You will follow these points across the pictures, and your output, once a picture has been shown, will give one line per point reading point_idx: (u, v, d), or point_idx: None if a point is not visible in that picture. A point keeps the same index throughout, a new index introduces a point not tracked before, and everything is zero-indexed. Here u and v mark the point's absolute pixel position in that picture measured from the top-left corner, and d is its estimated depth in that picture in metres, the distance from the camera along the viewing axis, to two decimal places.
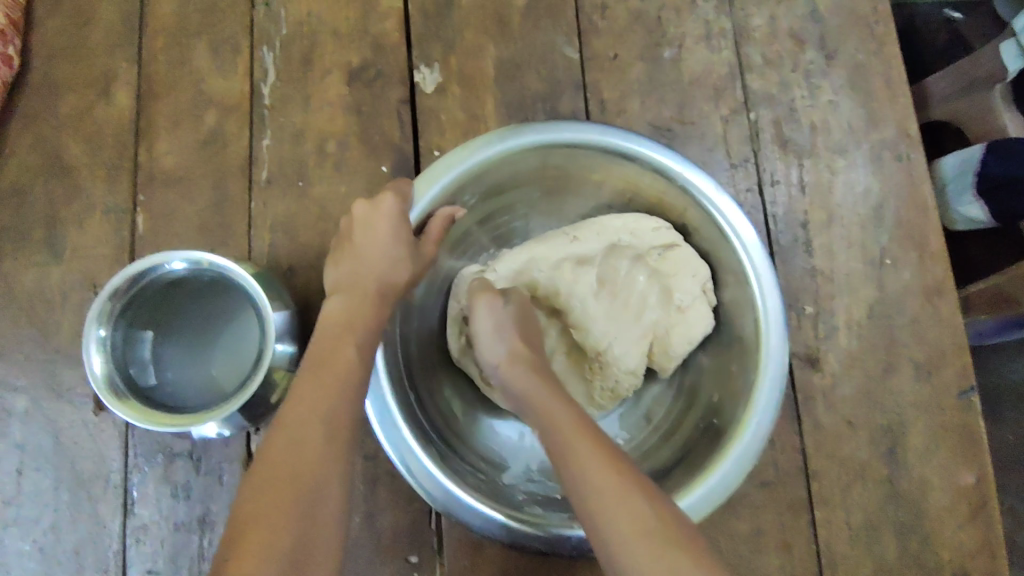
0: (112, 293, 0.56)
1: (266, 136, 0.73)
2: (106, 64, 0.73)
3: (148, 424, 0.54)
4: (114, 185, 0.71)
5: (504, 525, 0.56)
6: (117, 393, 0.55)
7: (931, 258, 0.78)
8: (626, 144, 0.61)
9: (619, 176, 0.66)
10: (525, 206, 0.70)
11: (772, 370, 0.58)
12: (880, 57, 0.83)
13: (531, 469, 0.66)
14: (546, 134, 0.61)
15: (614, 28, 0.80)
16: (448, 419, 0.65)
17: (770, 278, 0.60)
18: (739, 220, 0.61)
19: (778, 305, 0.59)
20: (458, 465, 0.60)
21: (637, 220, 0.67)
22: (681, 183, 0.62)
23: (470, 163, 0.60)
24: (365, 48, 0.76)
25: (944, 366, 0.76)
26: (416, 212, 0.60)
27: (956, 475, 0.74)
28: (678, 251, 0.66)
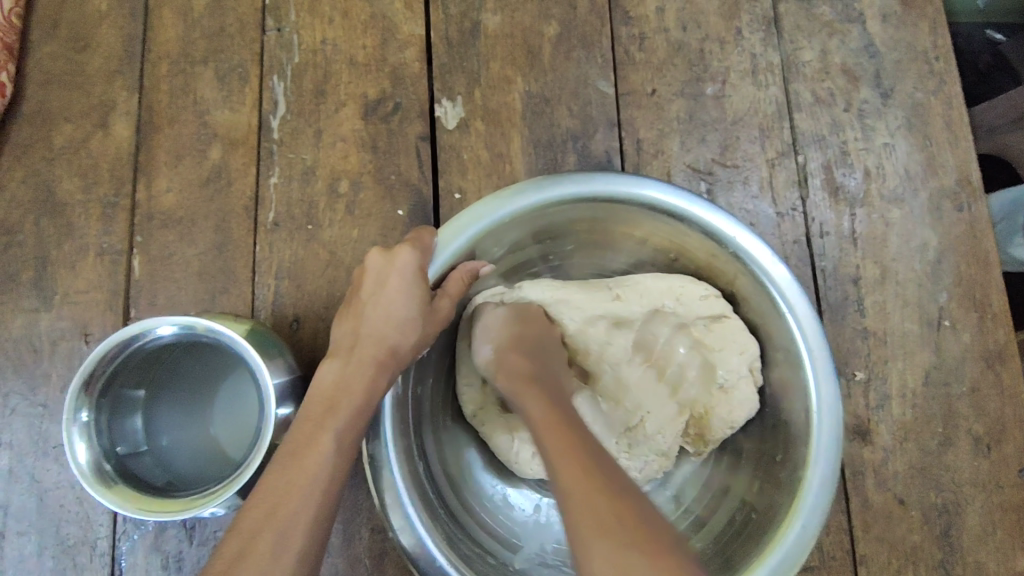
0: (93, 370, 0.49)
1: (274, 174, 0.67)
2: (106, 92, 0.68)
3: (140, 514, 0.48)
4: (110, 224, 0.66)
5: None
6: (109, 480, 0.50)
7: (993, 320, 0.71)
8: (675, 203, 0.56)
9: (664, 235, 0.60)
10: (556, 255, 0.65)
11: (821, 467, 0.53)
12: (940, 97, 0.76)
13: (545, 552, 0.58)
14: (589, 187, 0.55)
15: (653, 61, 0.74)
16: (454, 484, 0.58)
17: (827, 359, 0.54)
18: (797, 295, 0.55)
19: (832, 396, 0.54)
20: (464, 545, 0.53)
21: (684, 286, 0.61)
22: (733, 249, 0.56)
23: (500, 214, 0.54)
24: (383, 79, 0.70)
25: (1004, 440, 0.69)
26: (437, 266, 0.54)
27: (1016, 561, 0.67)
28: (727, 325, 0.61)
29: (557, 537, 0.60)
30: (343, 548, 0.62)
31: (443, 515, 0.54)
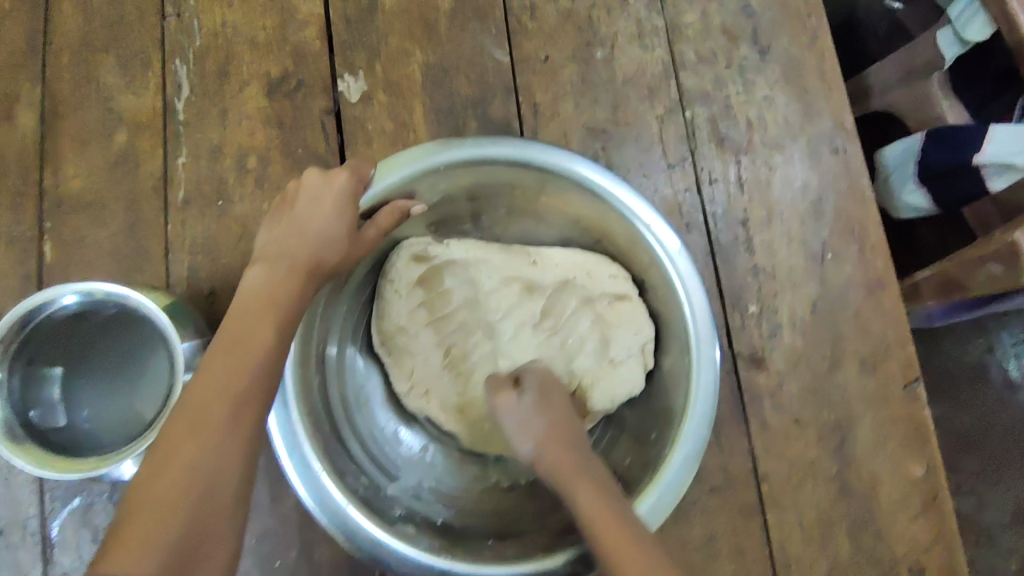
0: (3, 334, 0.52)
1: (182, 153, 0.69)
2: (7, 85, 0.69)
3: (48, 472, 0.51)
4: (19, 212, 0.67)
5: (374, 542, 0.54)
6: (17, 439, 0.52)
7: (872, 250, 0.78)
8: (600, 182, 0.60)
9: (591, 216, 0.64)
10: (490, 220, 0.69)
11: (688, 443, 0.56)
12: (814, 50, 0.82)
13: (421, 486, 0.64)
14: (523, 152, 0.60)
15: (545, 29, 0.78)
16: (350, 412, 0.63)
17: (710, 365, 0.57)
18: (695, 289, 0.59)
19: (710, 382, 0.57)
20: (349, 470, 0.57)
21: (597, 265, 0.66)
22: (645, 236, 0.60)
23: (438, 160, 0.59)
24: (285, 58, 0.73)
25: (889, 358, 0.75)
26: (368, 196, 0.59)
27: (906, 467, 0.73)
28: (630, 305, 0.65)
29: (436, 478, 0.65)
30: (273, 504, 0.65)
31: (337, 444, 0.58)
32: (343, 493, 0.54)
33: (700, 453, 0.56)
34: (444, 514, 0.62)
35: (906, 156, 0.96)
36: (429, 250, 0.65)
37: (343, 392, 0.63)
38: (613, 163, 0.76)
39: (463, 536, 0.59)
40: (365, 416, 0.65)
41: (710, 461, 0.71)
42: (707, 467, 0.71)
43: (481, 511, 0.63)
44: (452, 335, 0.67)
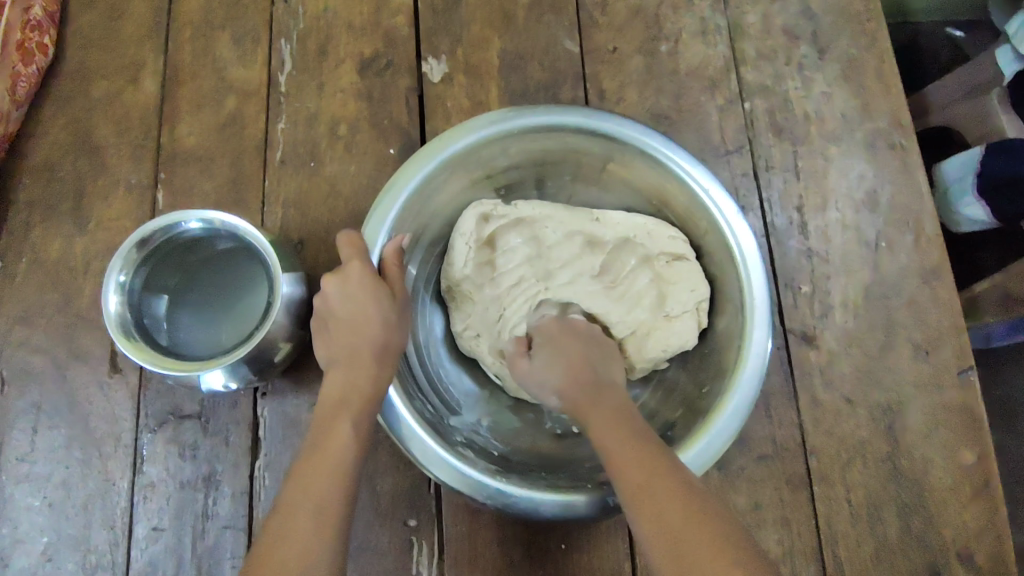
0: (137, 242, 0.60)
1: (282, 119, 0.77)
2: (135, 54, 0.78)
3: (155, 366, 0.57)
4: (138, 163, 0.75)
5: (440, 457, 0.57)
6: (129, 336, 0.58)
7: (927, 241, 0.79)
8: (664, 152, 0.64)
9: (653, 184, 0.68)
10: (556, 185, 0.74)
11: (744, 387, 0.59)
12: (872, 52, 0.86)
13: (479, 424, 0.68)
14: (592, 121, 0.64)
15: (614, 23, 0.84)
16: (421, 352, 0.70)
17: (764, 322, 0.61)
18: (751, 253, 0.63)
19: (764, 336, 0.60)
20: (416, 396, 0.63)
21: (657, 226, 0.70)
22: (705, 201, 0.64)
23: (511, 123, 0.64)
24: (378, 41, 0.80)
25: (943, 346, 0.76)
26: (376, 256, 0.62)
27: (958, 454, 0.74)
28: (685, 263, 0.69)
29: (494, 418, 0.70)
30: None
31: (408, 376, 0.65)
32: (413, 416, 0.58)
33: (747, 408, 0.59)
34: (500, 447, 0.66)
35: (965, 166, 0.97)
36: (496, 210, 0.69)
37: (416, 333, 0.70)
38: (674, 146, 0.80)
39: (518, 466, 0.63)
40: (434, 356, 0.72)
41: (759, 432, 0.73)
42: (757, 437, 0.73)
43: (534, 451, 0.67)
44: (511, 290, 0.70)
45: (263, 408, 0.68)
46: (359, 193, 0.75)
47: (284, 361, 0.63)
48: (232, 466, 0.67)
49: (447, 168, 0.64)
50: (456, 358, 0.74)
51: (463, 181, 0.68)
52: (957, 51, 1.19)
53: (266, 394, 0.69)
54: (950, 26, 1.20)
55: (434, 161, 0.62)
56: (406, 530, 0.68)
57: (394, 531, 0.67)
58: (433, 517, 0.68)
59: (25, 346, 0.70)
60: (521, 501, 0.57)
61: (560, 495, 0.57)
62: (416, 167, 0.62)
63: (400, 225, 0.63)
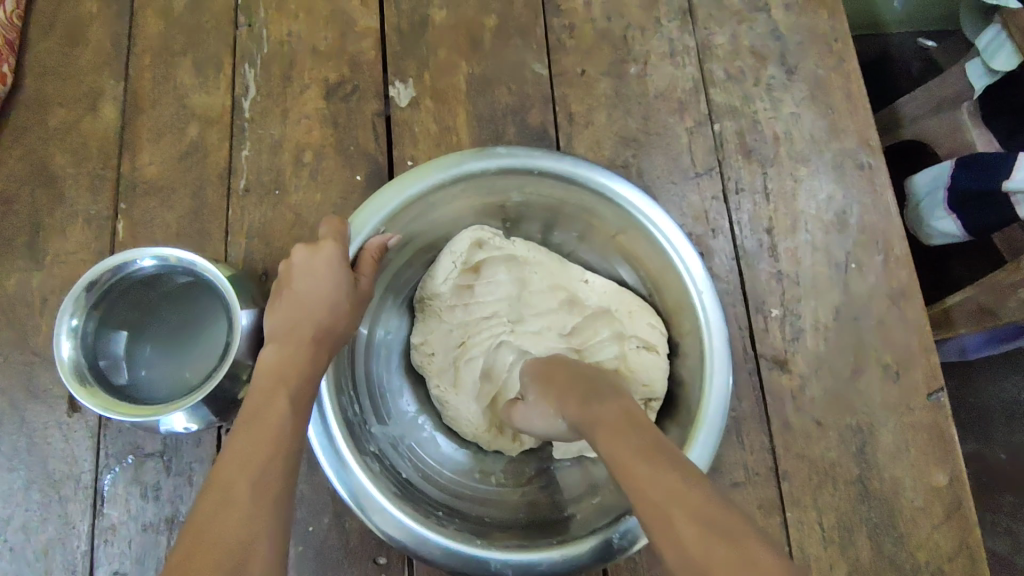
0: (88, 284, 0.58)
1: (245, 147, 0.75)
2: (94, 81, 0.77)
3: (111, 413, 0.56)
4: (97, 194, 0.73)
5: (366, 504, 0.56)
6: (85, 383, 0.57)
7: (896, 261, 0.79)
8: (661, 231, 0.63)
9: (653, 266, 0.67)
10: (561, 234, 0.74)
11: (703, 441, 0.58)
12: (839, 72, 0.86)
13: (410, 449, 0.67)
14: (612, 186, 0.63)
15: (582, 46, 0.84)
16: (370, 353, 0.69)
17: (716, 425, 0.58)
18: (722, 368, 0.60)
19: (721, 407, 0.59)
20: (347, 393, 0.62)
21: (640, 309, 0.70)
22: (694, 304, 0.62)
23: (522, 162, 0.64)
24: (343, 65, 0.79)
25: (913, 367, 0.76)
26: (354, 245, 0.61)
27: (930, 476, 0.74)
28: (654, 356, 0.68)
29: (419, 442, 0.69)
30: (309, 473, 0.68)
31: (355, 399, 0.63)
32: (336, 420, 0.57)
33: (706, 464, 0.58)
34: (409, 471, 0.64)
35: (936, 181, 0.98)
36: (493, 240, 0.69)
37: (371, 340, 0.69)
38: (644, 169, 0.80)
39: (420, 497, 0.61)
40: (382, 364, 0.71)
41: (732, 458, 0.73)
42: (728, 464, 0.73)
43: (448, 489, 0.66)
44: (481, 321, 0.71)
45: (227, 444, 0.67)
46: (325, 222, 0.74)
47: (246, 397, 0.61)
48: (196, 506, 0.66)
49: (459, 182, 0.64)
50: (405, 370, 0.73)
51: (467, 202, 0.68)
52: (929, 61, 1.20)
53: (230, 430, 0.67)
54: (921, 36, 1.22)
55: (444, 172, 0.63)
56: (375, 568, 0.67)
57: (363, 569, 0.66)
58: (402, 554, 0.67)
59: None
60: (407, 533, 0.56)
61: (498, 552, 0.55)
62: (430, 172, 0.62)
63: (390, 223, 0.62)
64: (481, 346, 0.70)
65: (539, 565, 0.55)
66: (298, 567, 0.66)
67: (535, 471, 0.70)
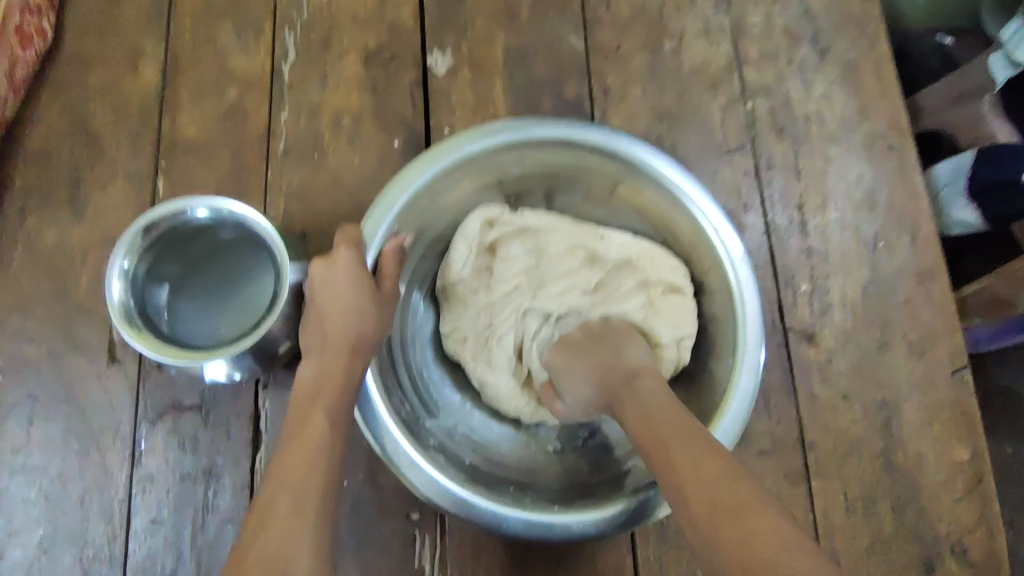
0: (142, 229, 0.59)
1: (284, 109, 0.76)
2: (135, 40, 0.77)
3: (159, 356, 0.56)
4: (137, 151, 0.74)
5: (423, 479, 0.58)
6: (133, 324, 0.57)
7: (923, 242, 0.80)
8: (674, 183, 0.65)
9: (660, 211, 0.69)
10: (565, 201, 0.75)
11: (743, 389, 0.61)
12: (871, 54, 0.87)
13: (456, 430, 0.69)
14: (610, 141, 0.65)
15: (618, 21, 0.84)
16: (406, 346, 0.70)
17: (757, 353, 0.61)
18: (752, 296, 0.63)
19: (756, 350, 0.61)
20: (394, 393, 0.64)
21: (662, 254, 0.71)
22: (721, 257, 0.64)
23: (527, 134, 0.65)
24: (382, 33, 0.80)
25: (938, 346, 0.77)
26: (372, 255, 0.62)
27: (953, 452, 0.75)
28: (681, 298, 0.70)
29: (472, 425, 0.70)
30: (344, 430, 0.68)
31: (396, 385, 0.65)
32: (388, 413, 0.59)
33: (755, 399, 0.61)
34: (470, 457, 0.66)
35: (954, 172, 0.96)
36: (502, 217, 0.71)
37: (402, 327, 0.70)
38: (677, 144, 0.81)
39: (489, 479, 0.64)
40: (418, 354, 0.72)
41: (759, 428, 0.74)
42: (756, 433, 0.74)
43: (510, 466, 0.67)
44: (504, 298, 0.71)
45: (265, 399, 0.67)
46: (363, 186, 0.74)
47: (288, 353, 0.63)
48: (233, 459, 0.66)
49: (460, 167, 0.65)
50: (440, 360, 0.73)
51: (472, 185, 0.69)
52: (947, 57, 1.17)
53: (268, 385, 0.68)
54: (941, 32, 1.18)
55: (449, 157, 0.63)
56: (408, 524, 0.67)
57: (397, 526, 0.67)
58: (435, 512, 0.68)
59: (20, 336, 0.68)
60: (486, 514, 0.58)
61: (548, 517, 0.58)
62: (434, 160, 0.63)
63: (401, 220, 0.63)
64: (509, 323, 0.70)
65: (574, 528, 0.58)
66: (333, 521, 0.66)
67: (587, 435, 0.71)
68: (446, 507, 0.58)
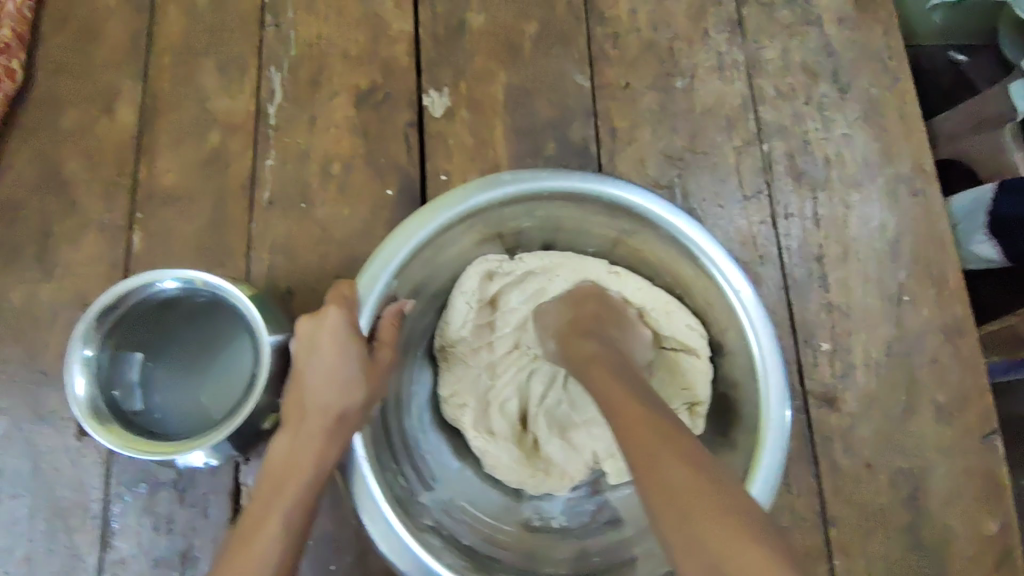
0: (106, 308, 0.55)
1: (270, 156, 0.71)
2: (111, 80, 0.72)
3: (128, 452, 0.52)
4: (111, 201, 0.69)
5: (420, 570, 0.52)
6: (99, 416, 0.53)
7: (950, 295, 0.76)
8: (697, 244, 0.59)
9: (679, 265, 0.63)
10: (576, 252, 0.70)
11: (767, 467, 0.54)
12: (894, 93, 0.82)
13: (454, 502, 0.63)
14: (627, 195, 0.59)
15: (626, 57, 0.79)
16: (401, 412, 0.64)
17: (782, 428, 0.55)
18: (776, 369, 0.56)
19: (781, 421, 0.55)
20: (388, 467, 0.57)
21: (678, 309, 0.66)
22: (743, 323, 0.58)
23: (538, 185, 0.59)
24: (375, 72, 0.75)
25: (967, 408, 0.73)
26: (366, 318, 0.56)
27: (982, 524, 0.70)
28: (693, 359, 0.65)
29: (470, 498, 0.64)
30: (330, 508, 0.63)
31: (389, 456, 0.59)
32: (381, 490, 0.52)
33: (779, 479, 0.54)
34: (470, 537, 0.60)
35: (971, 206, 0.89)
36: (501, 269, 0.66)
37: (398, 390, 0.64)
38: (689, 190, 0.76)
39: (487, 564, 0.58)
40: (414, 420, 0.65)
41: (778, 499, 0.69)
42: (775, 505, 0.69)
43: (512, 544, 0.61)
44: (506, 357, 0.68)
45: (246, 476, 0.62)
46: (354, 238, 0.69)
47: (273, 428, 0.58)
48: (211, 541, 0.62)
49: (463, 220, 0.59)
50: (439, 425, 0.67)
51: (474, 237, 0.64)
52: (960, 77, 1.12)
53: (250, 461, 0.63)
54: (952, 49, 1.13)
55: (453, 210, 0.58)
56: None
57: None
58: None
59: None
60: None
61: None
62: (436, 214, 0.57)
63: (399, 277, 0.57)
64: (510, 384, 0.68)
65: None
66: None
67: (594, 509, 0.65)
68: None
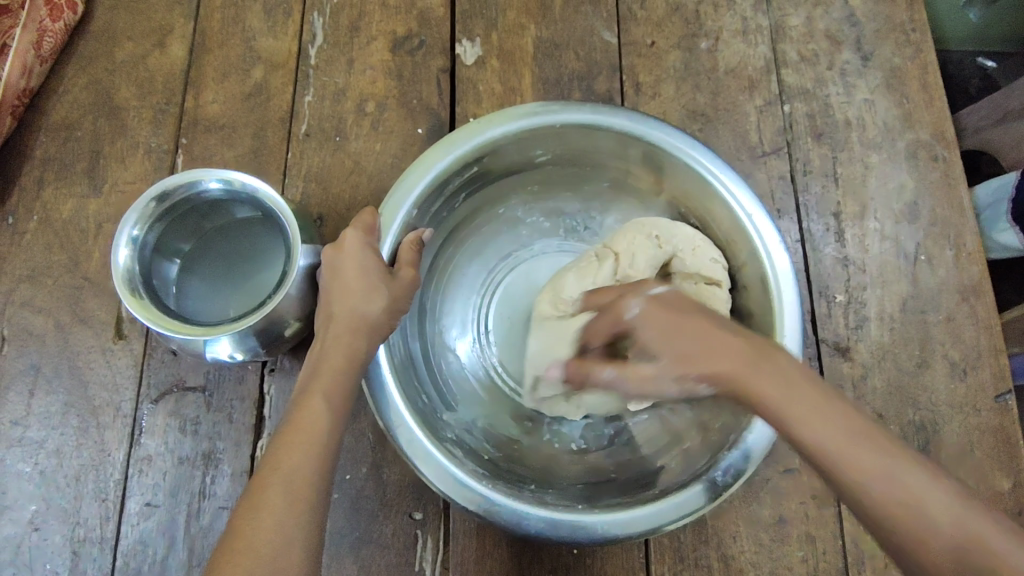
0: (154, 197, 0.57)
1: (309, 92, 0.75)
2: (164, 18, 0.77)
3: (154, 323, 0.54)
4: (158, 127, 0.73)
5: (440, 473, 0.54)
6: (135, 291, 0.56)
7: (969, 257, 0.76)
8: (706, 166, 0.61)
9: (689, 195, 0.65)
10: (590, 187, 0.72)
11: None
12: (917, 62, 0.83)
13: (476, 424, 0.65)
14: (636, 125, 0.61)
15: (653, 18, 0.82)
16: (423, 335, 0.68)
17: (797, 344, 0.57)
18: (789, 286, 0.58)
19: (795, 336, 0.57)
20: (412, 385, 0.60)
21: (703, 243, 0.64)
22: (756, 245, 0.60)
23: (553, 118, 0.61)
24: (411, 20, 0.78)
25: (981, 367, 0.72)
26: (388, 245, 0.58)
27: (994, 481, 0.70)
28: (717, 290, 0.62)
29: (490, 421, 0.67)
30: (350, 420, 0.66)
31: (411, 372, 0.62)
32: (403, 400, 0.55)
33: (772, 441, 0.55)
34: (490, 452, 0.62)
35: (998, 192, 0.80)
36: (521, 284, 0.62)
37: (421, 313, 0.68)
38: (709, 144, 0.78)
39: (510, 475, 0.59)
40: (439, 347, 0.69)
41: None
42: None
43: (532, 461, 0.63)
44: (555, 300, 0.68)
45: (270, 385, 0.65)
46: (384, 171, 0.73)
47: (294, 337, 0.60)
48: (235, 444, 0.64)
49: (481, 153, 0.62)
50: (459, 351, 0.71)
51: (494, 169, 0.66)
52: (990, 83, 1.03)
53: (274, 371, 0.65)
54: (979, 55, 1.05)
55: (469, 143, 0.60)
56: (411, 524, 0.64)
57: (398, 524, 0.64)
58: (440, 510, 0.65)
59: (30, 306, 0.67)
60: (509, 511, 0.53)
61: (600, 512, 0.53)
62: (456, 145, 0.60)
63: (420, 208, 0.60)
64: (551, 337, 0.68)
65: (663, 512, 0.53)
66: (332, 515, 0.64)
67: (613, 433, 0.66)
68: (462, 504, 0.54)
